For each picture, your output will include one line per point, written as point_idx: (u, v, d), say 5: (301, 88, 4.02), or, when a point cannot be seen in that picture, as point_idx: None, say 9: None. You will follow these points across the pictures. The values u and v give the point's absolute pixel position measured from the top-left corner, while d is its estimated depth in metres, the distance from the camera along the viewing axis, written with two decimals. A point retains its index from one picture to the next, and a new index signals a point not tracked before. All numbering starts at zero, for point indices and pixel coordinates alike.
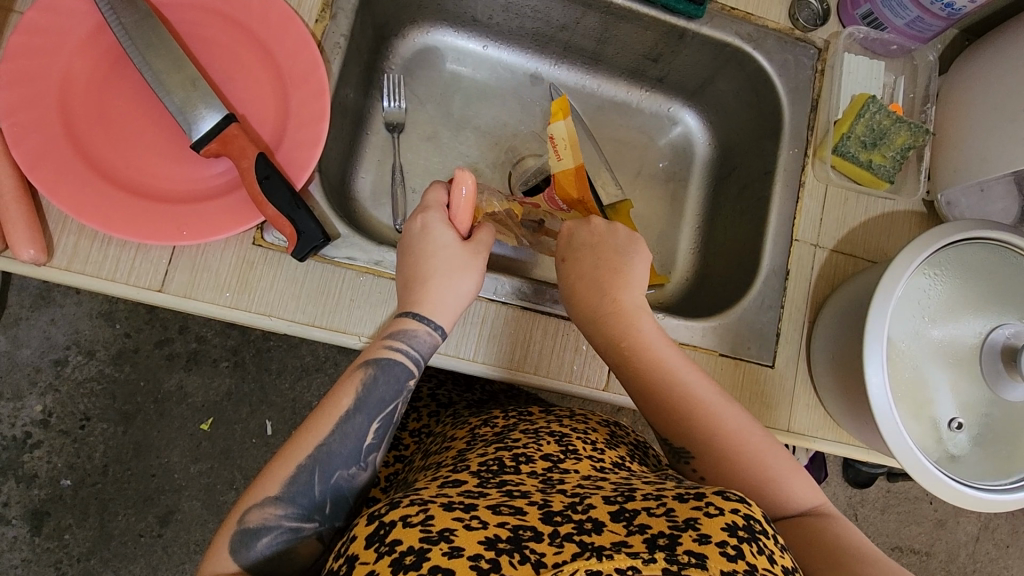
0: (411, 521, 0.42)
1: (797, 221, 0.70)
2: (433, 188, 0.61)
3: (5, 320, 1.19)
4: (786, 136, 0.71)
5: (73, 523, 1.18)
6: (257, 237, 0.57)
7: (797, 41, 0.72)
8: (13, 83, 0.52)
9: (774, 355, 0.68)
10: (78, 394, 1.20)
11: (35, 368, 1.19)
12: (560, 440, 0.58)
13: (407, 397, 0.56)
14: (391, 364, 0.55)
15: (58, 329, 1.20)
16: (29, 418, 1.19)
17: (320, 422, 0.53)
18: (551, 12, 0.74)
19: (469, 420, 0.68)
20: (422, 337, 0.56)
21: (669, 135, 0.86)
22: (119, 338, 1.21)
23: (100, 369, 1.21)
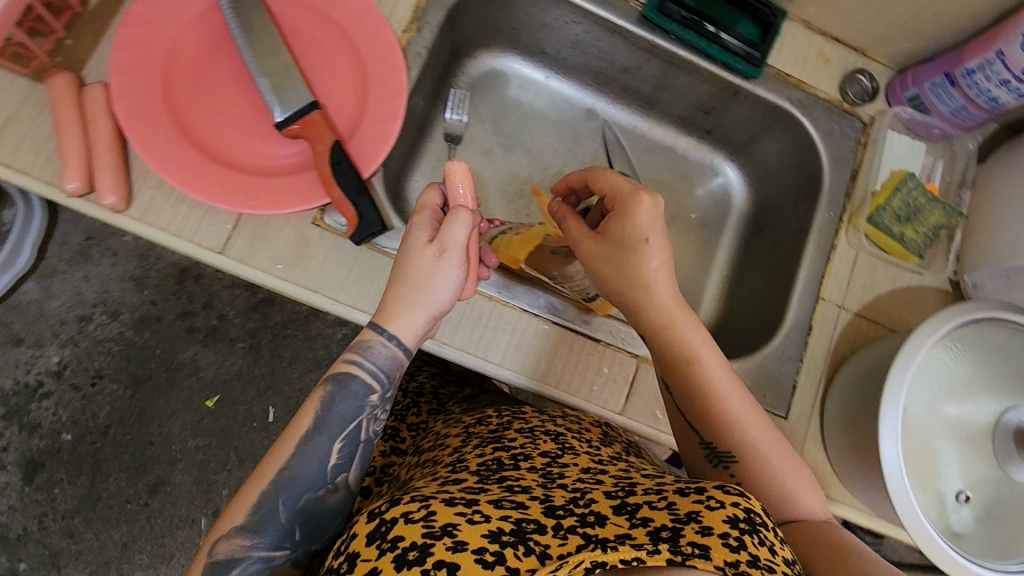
0: (412, 518, 0.43)
1: (825, 281, 0.73)
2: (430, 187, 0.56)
3: (42, 269, 1.24)
4: (823, 200, 0.75)
5: (65, 479, 1.19)
6: (317, 218, 0.61)
7: (844, 113, 0.76)
8: (127, 46, 0.57)
9: (789, 407, 0.70)
10: (95, 351, 1.23)
11: (60, 320, 1.23)
12: (556, 438, 0.59)
13: (370, 412, 0.56)
14: (349, 379, 0.55)
15: (90, 286, 1.24)
16: (45, 367, 1.22)
17: (283, 449, 0.54)
18: (617, 55, 0.78)
19: (462, 418, 0.68)
20: (382, 352, 0.55)
21: (709, 186, 0.90)
22: (145, 304, 1.25)
23: (121, 330, 1.24)
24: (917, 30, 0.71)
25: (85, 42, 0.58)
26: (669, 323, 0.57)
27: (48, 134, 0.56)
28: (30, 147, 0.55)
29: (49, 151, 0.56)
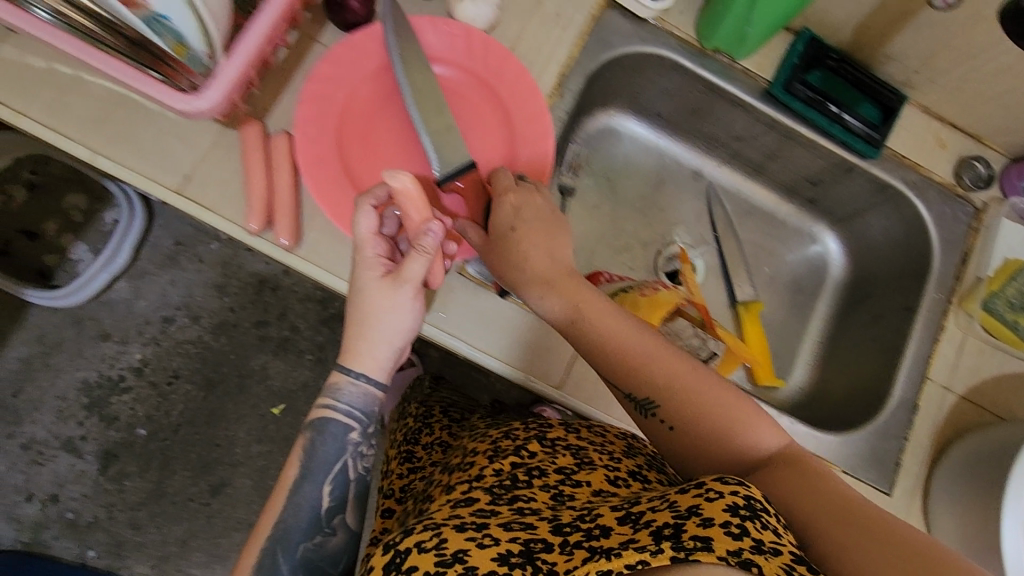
0: (425, 547, 0.46)
1: (931, 362, 0.74)
2: (361, 208, 0.56)
3: (133, 270, 1.29)
4: (932, 281, 0.76)
5: (135, 472, 1.25)
6: (462, 267, 0.65)
7: (957, 197, 0.78)
8: (310, 99, 0.62)
9: (891, 484, 0.71)
10: (174, 352, 1.29)
11: (145, 320, 1.28)
12: (575, 453, 0.59)
13: (353, 451, 0.59)
14: (328, 423, 0.58)
15: (175, 290, 1.30)
16: (127, 363, 1.27)
17: (275, 501, 0.58)
18: (735, 125, 0.82)
19: (489, 432, 0.67)
20: (349, 390, 0.58)
21: (806, 252, 0.92)
22: (224, 310, 1.30)
23: (199, 334, 1.30)
24: None
25: (269, 94, 0.64)
26: (576, 297, 0.57)
27: (236, 175, 0.61)
28: (218, 185, 0.61)
29: (233, 190, 0.61)
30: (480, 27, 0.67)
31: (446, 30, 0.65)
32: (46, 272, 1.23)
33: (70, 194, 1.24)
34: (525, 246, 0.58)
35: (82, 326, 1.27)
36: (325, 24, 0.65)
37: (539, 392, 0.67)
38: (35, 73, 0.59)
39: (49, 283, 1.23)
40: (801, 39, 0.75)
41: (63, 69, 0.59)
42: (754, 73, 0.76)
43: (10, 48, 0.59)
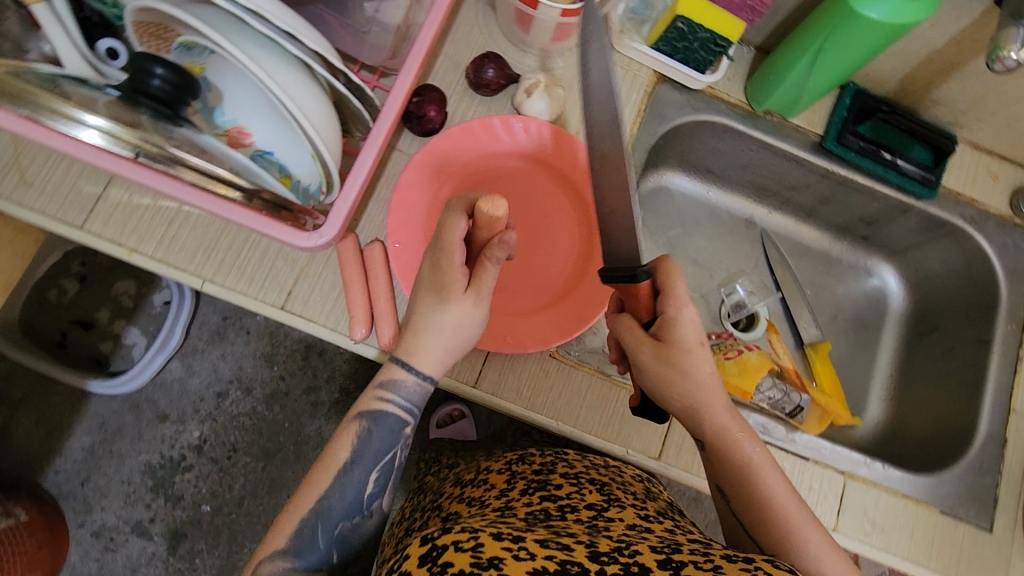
0: (462, 547, 0.45)
1: (1015, 393, 0.75)
2: (452, 220, 0.54)
3: (185, 349, 1.28)
4: (1003, 312, 0.78)
5: (204, 548, 1.23)
6: (555, 351, 0.68)
7: (1016, 227, 0.79)
8: (397, 208, 0.65)
9: (992, 519, 0.71)
10: (230, 426, 1.27)
11: (199, 397, 1.27)
12: (601, 490, 0.62)
13: (403, 443, 0.61)
14: (384, 416, 0.59)
15: (226, 365, 1.29)
16: (186, 442, 1.26)
17: (321, 475, 0.58)
18: (788, 176, 0.84)
19: (507, 458, 0.72)
20: (409, 386, 0.59)
21: (865, 287, 0.94)
22: (275, 380, 1.29)
23: (253, 406, 1.28)
24: None
25: (360, 204, 0.68)
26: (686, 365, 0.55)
27: (335, 287, 0.65)
28: (318, 299, 0.65)
29: (333, 301, 0.65)
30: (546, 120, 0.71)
31: (519, 126, 0.69)
32: (103, 360, 1.24)
33: (119, 281, 1.25)
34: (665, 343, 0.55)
35: (140, 410, 1.26)
36: (402, 132, 0.70)
37: (639, 463, 0.68)
38: (148, 212, 0.64)
39: (107, 369, 1.24)
40: (847, 92, 0.78)
41: (171, 205, 0.64)
42: (807, 129, 0.78)
43: (121, 189, 0.64)
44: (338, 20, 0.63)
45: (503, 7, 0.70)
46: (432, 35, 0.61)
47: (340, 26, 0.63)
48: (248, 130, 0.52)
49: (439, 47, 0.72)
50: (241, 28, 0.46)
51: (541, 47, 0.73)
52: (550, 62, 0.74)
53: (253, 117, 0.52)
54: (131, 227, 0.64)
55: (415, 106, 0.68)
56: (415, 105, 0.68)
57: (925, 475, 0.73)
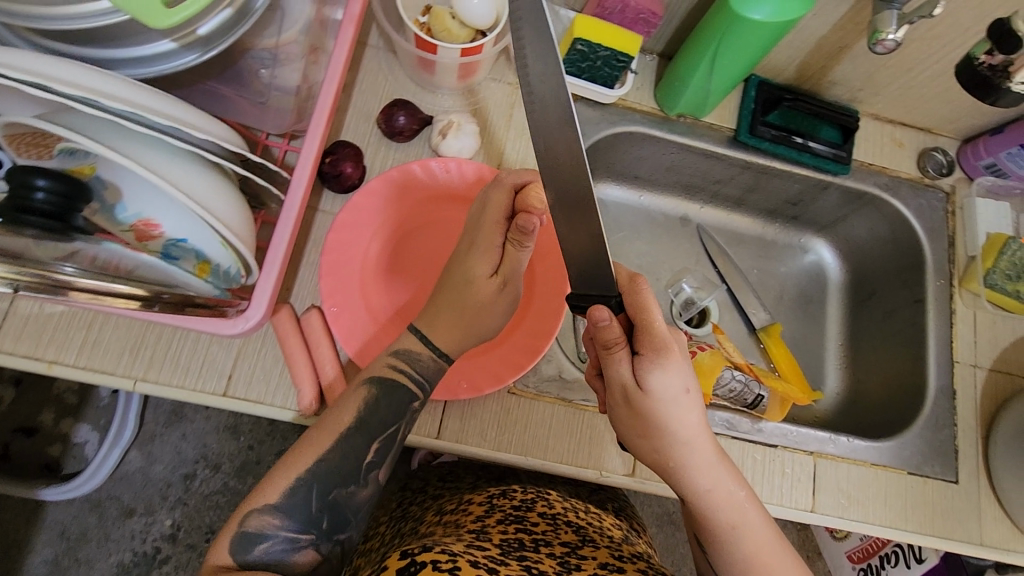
0: (440, 565, 0.45)
1: (955, 345, 0.78)
2: (495, 191, 0.59)
3: (141, 437, 1.20)
4: (931, 270, 0.81)
5: None
6: (512, 386, 0.67)
7: (927, 187, 0.84)
8: (328, 273, 0.63)
9: (956, 471, 0.74)
10: (204, 507, 1.19)
11: (165, 483, 1.19)
12: (577, 530, 0.62)
13: (411, 416, 0.60)
14: (395, 387, 0.58)
15: (188, 444, 1.21)
16: (159, 533, 1.18)
17: (321, 437, 0.57)
18: (712, 171, 0.86)
19: (486, 490, 0.72)
20: (423, 360, 0.59)
21: (803, 263, 0.97)
22: (243, 451, 1.22)
23: (224, 482, 1.21)
24: (982, 110, 0.79)
25: (289, 273, 0.66)
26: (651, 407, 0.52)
27: (276, 363, 0.63)
28: (261, 378, 0.63)
29: (277, 378, 0.63)
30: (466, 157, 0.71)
31: (438, 165, 0.68)
32: (54, 464, 1.16)
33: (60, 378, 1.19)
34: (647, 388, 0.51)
35: (103, 509, 1.17)
36: (322, 192, 0.69)
37: (613, 484, 0.67)
38: (62, 320, 0.61)
39: (60, 474, 1.16)
40: (751, 85, 0.81)
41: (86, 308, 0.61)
42: (719, 125, 0.81)
43: (30, 301, 0.60)
44: (235, 92, 0.60)
45: (403, 53, 0.70)
46: (333, 94, 0.60)
47: (238, 99, 0.60)
48: (155, 222, 0.50)
49: (346, 100, 0.71)
50: (128, 132, 0.44)
51: (448, 86, 0.73)
52: (461, 99, 0.74)
53: (159, 208, 0.50)
54: (46, 339, 0.60)
55: (330, 165, 0.67)
56: (329, 165, 0.67)
57: (888, 440, 0.75)
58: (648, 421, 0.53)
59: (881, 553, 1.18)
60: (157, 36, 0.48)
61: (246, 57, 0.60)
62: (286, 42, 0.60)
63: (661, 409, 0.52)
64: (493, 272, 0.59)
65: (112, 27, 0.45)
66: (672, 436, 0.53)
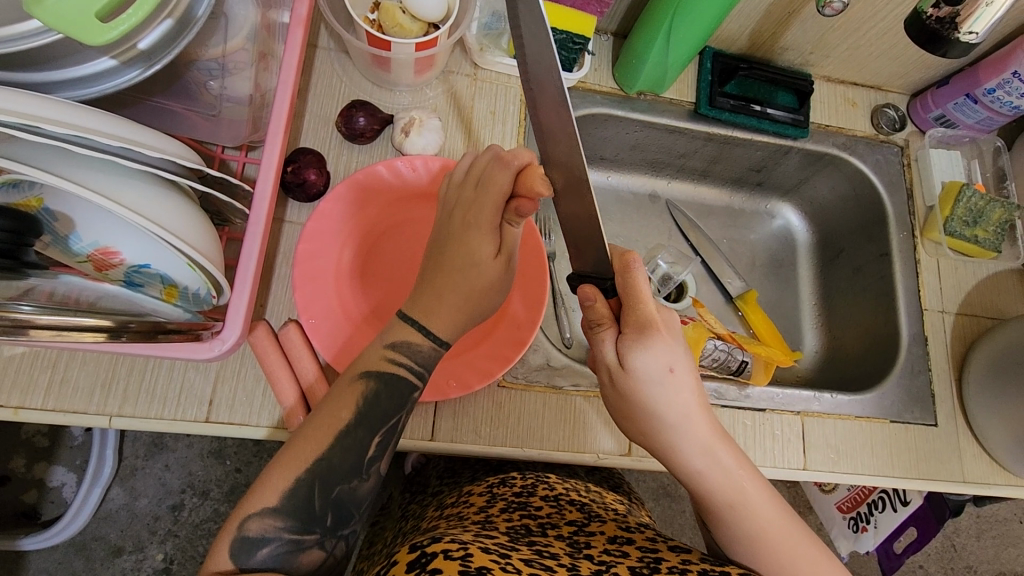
0: (452, 554, 0.44)
1: (923, 294, 0.81)
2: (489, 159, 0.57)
3: (121, 472, 1.16)
4: (894, 223, 0.84)
5: None
6: (502, 380, 0.67)
7: (882, 143, 0.86)
8: (303, 284, 0.61)
9: (935, 414, 0.77)
10: (196, 536, 1.16)
11: (153, 517, 1.16)
12: (581, 507, 0.63)
13: (410, 407, 0.57)
14: (393, 378, 0.56)
15: (172, 474, 1.18)
16: (151, 568, 1.14)
17: (320, 433, 0.53)
18: (675, 146, 0.87)
19: (485, 480, 0.72)
20: (423, 351, 0.57)
21: (771, 228, 0.98)
22: (231, 475, 1.19)
23: (215, 508, 1.17)
24: (928, 64, 0.81)
25: (261, 289, 0.64)
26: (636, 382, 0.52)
27: (259, 382, 0.61)
28: (243, 400, 0.61)
29: (261, 397, 0.61)
30: (432, 153, 0.70)
31: (405, 165, 0.66)
32: (32, 511, 1.12)
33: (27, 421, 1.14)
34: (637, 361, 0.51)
35: (89, 550, 1.13)
36: (287, 203, 0.67)
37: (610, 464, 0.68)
38: (24, 361, 0.58)
39: (39, 521, 1.12)
40: (706, 57, 0.82)
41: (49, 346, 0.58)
42: (678, 100, 0.81)
43: None
44: (186, 107, 0.58)
45: (356, 52, 0.68)
46: (289, 97, 0.58)
47: (190, 114, 0.58)
48: (114, 249, 0.47)
49: (302, 105, 0.69)
50: (76, 155, 0.42)
51: (405, 82, 0.71)
52: (419, 94, 0.73)
53: (116, 234, 0.47)
54: (10, 383, 0.57)
55: (292, 174, 0.65)
56: (292, 174, 0.65)
57: (867, 392, 0.77)
58: (633, 401, 0.53)
59: (870, 500, 1.22)
60: (95, 54, 0.45)
61: (192, 69, 0.57)
62: (233, 50, 0.58)
63: (645, 389, 0.52)
64: (497, 252, 0.58)
65: (46, 47, 0.43)
66: (661, 417, 0.53)
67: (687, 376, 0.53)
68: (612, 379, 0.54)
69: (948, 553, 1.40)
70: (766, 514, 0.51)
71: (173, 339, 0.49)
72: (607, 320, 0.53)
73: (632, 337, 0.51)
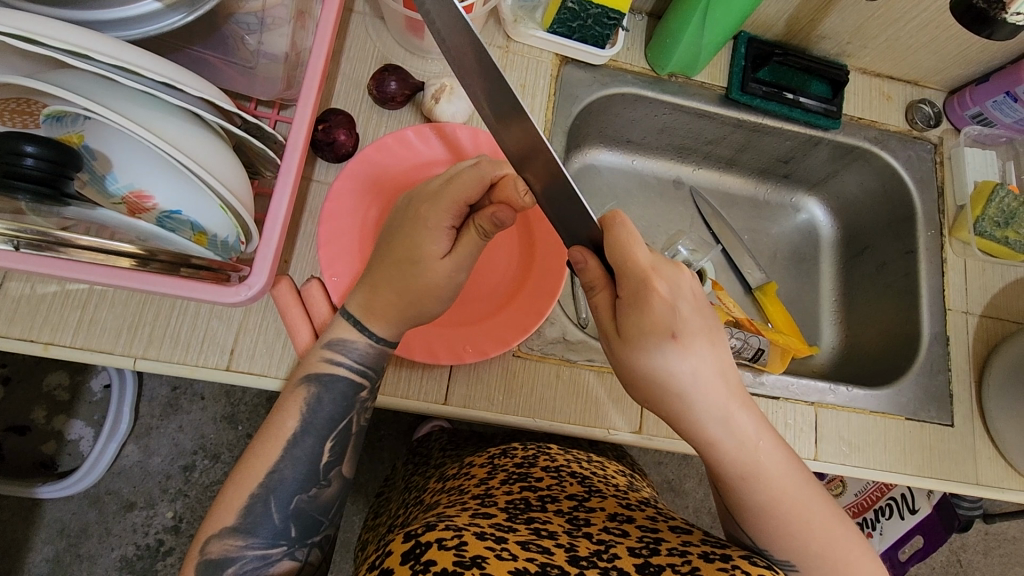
0: (446, 545, 0.44)
1: (947, 293, 0.80)
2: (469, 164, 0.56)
3: (137, 430, 1.18)
4: (922, 221, 0.83)
5: None
6: (517, 350, 0.67)
7: (916, 139, 0.85)
8: (326, 244, 0.63)
9: (952, 414, 0.76)
10: (205, 498, 1.18)
11: (165, 475, 1.18)
12: (581, 481, 0.63)
13: (359, 407, 0.57)
14: (334, 380, 0.55)
15: (186, 435, 1.20)
16: (161, 525, 1.16)
17: (267, 447, 0.53)
18: (703, 131, 0.86)
19: (486, 451, 0.72)
20: (359, 348, 0.56)
21: (796, 222, 0.97)
22: (242, 440, 1.21)
23: (224, 471, 1.20)
24: (969, 58, 0.79)
25: (286, 245, 0.65)
26: (635, 350, 0.51)
27: (280, 336, 0.62)
28: (264, 351, 0.62)
29: (281, 350, 0.62)
30: (461, 121, 0.70)
31: (434, 135, 0.68)
32: (49, 462, 1.15)
33: (49, 373, 1.17)
34: (634, 321, 0.50)
35: (102, 504, 1.15)
36: (316, 162, 0.68)
37: (621, 441, 0.68)
38: (56, 300, 0.59)
39: (56, 471, 1.15)
40: (740, 42, 0.81)
41: (80, 287, 0.60)
42: (710, 84, 0.81)
43: (21, 281, 0.59)
44: (222, 60, 0.59)
45: (391, 17, 0.69)
46: (325, 54, 0.58)
47: (226, 66, 0.60)
48: (148, 193, 0.49)
49: (336, 68, 0.70)
50: (122, 92, 0.44)
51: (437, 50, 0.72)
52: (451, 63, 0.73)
53: (150, 177, 0.48)
54: (41, 320, 0.59)
55: (323, 133, 0.66)
56: (322, 133, 0.66)
57: (884, 389, 0.76)
58: (634, 372, 0.52)
59: (877, 506, 1.21)
60: None
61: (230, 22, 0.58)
62: (273, 5, 0.58)
63: (647, 355, 0.50)
64: (447, 253, 0.55)
65: None
66: (672, 384, 0.51)
67: (700, 339, 0.51)
68: (612, 348, 0.53)
69: (953, 567, 1.38)
70: (785, 487, 0.50)
71: (201, 275, 0.52)
72: (600, 283, 0.53)
73: (630, 304, 0.50)
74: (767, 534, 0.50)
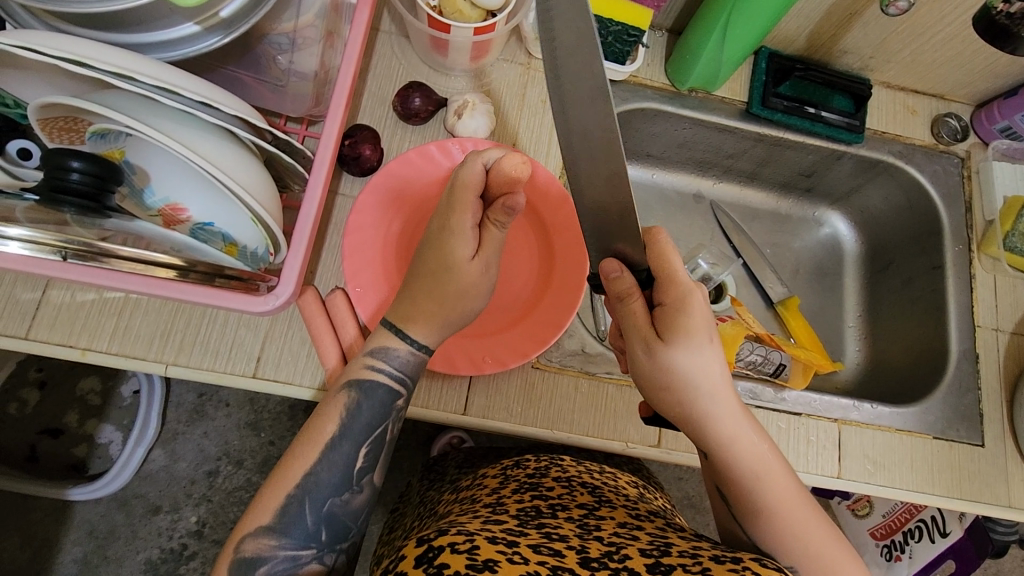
0: (458, 549, 0.45)
1: (976, 309, 0.78)
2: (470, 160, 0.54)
3: (164, 436, 1.21)
4: (949, 235, 0.81)
5: None
6: (535, 361, 0.68)
7: (942, 153, 0.84)
8: (351, 256, 0.64)
9: (982, 435, 0.74)
10: (228, 503, 1.20)
11: (190, 480, 1.21)
12: (592, 490, 0.63)
13: (394, 416, 0.58)
14: (374, 387, 0.56)
15: (210, 441, 1.23)
16: (185, 529, 1.19)
17: (307, 449, 0.54)
18: (723, 145, 0.87)
19: (501, 463, 0.72)
20: (400, 355, 0.57)
21: (818, 236, 0.97)
22: (265, 446, 1.23)
23: (247, 478, 1.22)
24: (996, 72, 0.78)
25: (313, 256, 0.67)
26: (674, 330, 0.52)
27: (305, 344, 0.64)
28: (289, 359, 0.64)
29: (305, 359, 0.64)
30: (482, 136, 0.72)
31: (457, 150, 0.68)
32: (81, 464, 1.18)
33: (83, 378, 1.20)
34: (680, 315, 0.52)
35: (130, 507, 1.18)
36: (341, 176, 0.70)
37: (641, 454, 0.68)
38: (94, 307, 0.62)
39: (86, 474, 1.18)
40: (762, 57, 0.81)
41: (117, 296, 0.63)
42: (731, 99, 0.81)
43: (62, 289, 0.62)
44: (255, 78, 0.62)
45: (416, 36, 0.71)
46: (352, 72, 0.60)
47: (258, 84, 0.62)
48: (182, 206, 0.51)
49: (362, 84, 0.72)
50: (161, 111, 0.46)
51: (460, 68, 0.74)
52: (473, 80, 0.75)
53: (185, 191, 0.51)
54: (79, 327, 0.62)
55: (349, 148, 0.68)
56: (348, 148, 0.68)
57: (910, 407, 0.75)
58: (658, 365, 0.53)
59: (906, 528, 1.17)
60: (181, 19, 0.49)
61: (263, 42, 0.61)
62: (304, 25, 0.62)
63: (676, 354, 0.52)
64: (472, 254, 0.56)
65: (137, 8, 0.46)
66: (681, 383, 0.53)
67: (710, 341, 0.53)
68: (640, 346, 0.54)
69: None
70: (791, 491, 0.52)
71: (229, 283, 0.54)
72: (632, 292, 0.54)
73: (675, 308, 0.52)
74: (775, 537, 0.50)
